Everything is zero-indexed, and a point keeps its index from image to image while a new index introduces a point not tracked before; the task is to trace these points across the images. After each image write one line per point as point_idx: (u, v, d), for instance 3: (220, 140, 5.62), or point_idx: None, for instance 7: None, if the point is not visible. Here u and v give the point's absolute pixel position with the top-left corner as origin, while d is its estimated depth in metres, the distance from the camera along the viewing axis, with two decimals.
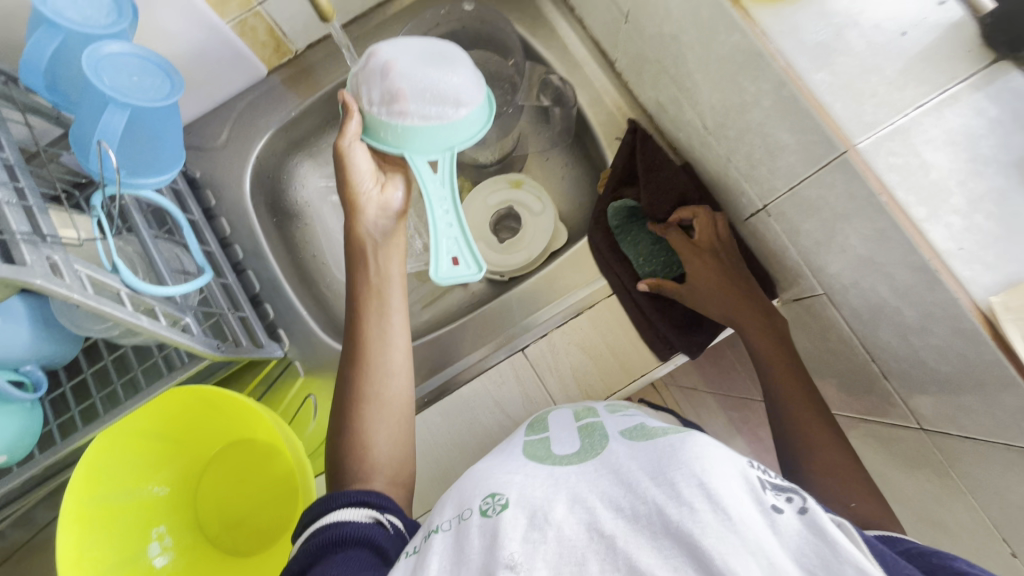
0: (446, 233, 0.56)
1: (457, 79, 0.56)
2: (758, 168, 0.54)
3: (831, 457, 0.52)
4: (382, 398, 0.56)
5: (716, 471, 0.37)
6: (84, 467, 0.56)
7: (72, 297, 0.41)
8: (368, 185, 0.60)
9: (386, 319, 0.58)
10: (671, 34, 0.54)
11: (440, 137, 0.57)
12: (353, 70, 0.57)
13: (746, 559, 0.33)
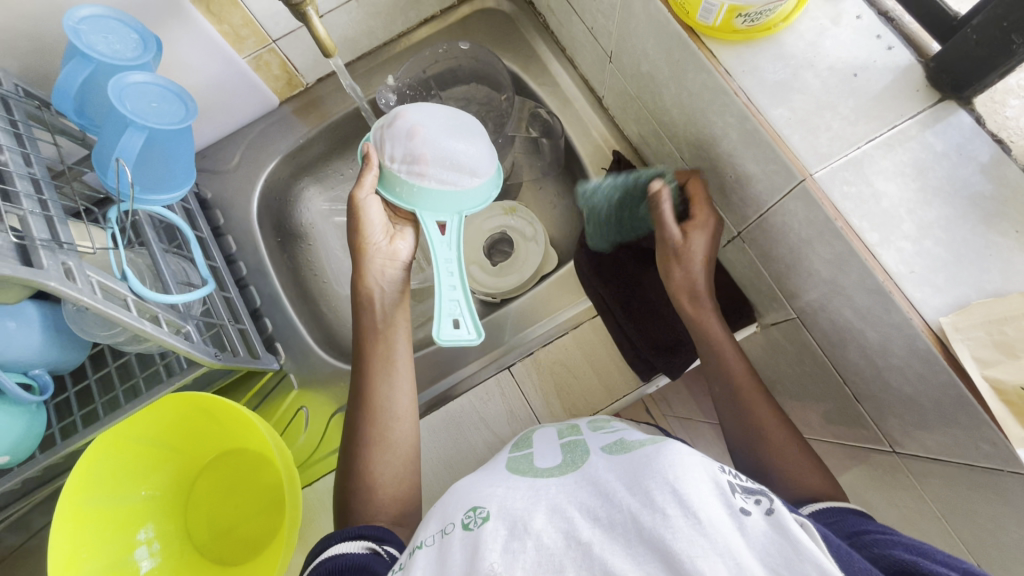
0: (450, 295, 0.60)
1: (473, 152, 0.63)
2: (731, 197, 0.57)
3: (789, 459, 0.53)
4: (389, 441, 0.58)
5: (687, 476, 0.38)
6: (84, 466, 0.58)
7: (81, 301, 0.45)
8: (378, 237, 0.65)
9: (392, 363, 0.61)
10: (649, 73, 0.59)
11: (450, 202, 0.63)
12: (380, 124, 0.63)
13: (713, 560, 0.33)
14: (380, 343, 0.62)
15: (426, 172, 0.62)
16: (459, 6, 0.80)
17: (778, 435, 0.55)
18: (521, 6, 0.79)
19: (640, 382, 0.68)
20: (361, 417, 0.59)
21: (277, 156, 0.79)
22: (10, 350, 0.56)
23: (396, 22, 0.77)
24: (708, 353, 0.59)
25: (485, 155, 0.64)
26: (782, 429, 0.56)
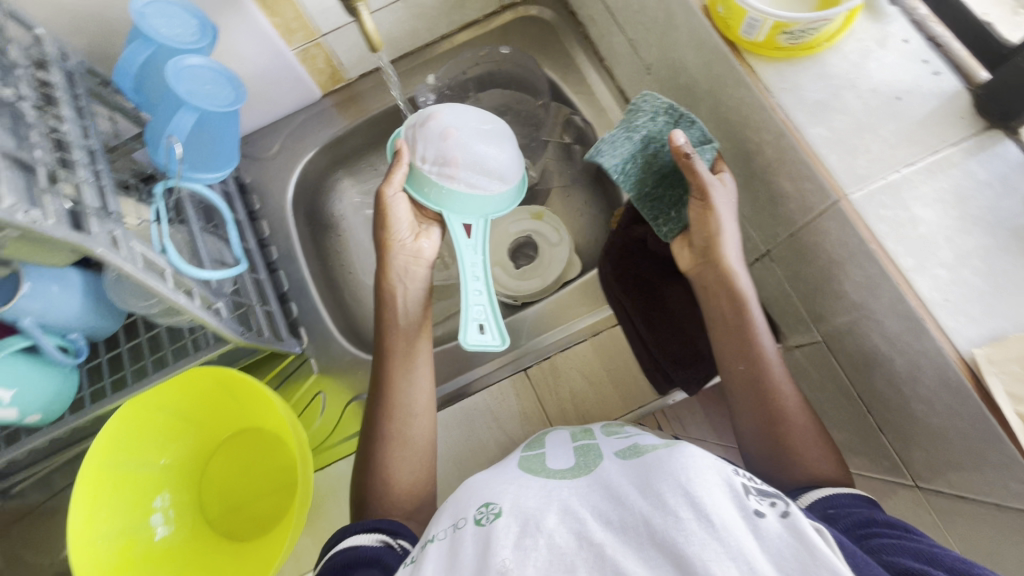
0: (476, 299, 0.61)
1: (502, 157, 0.65)
2: (762, 214, 0.56)
3: (800, 453, 0.51)
4: (407, 440, 0.59)
5: (700, 479, 0.38)
6: (109, 431, 0.60)
7: (124, 268, 0.47)
8: (403, 234, 0.67)
9: (412, 360, 0.62)
10: (687, 85, 0.59)
11: (477, 205, 0.65)
12: (411, 124, 0.65)
13: (725, 563, 0.33)
14: (400, 341, 0.62)
15: (456, 175, 0.64)
16: (503, 11, 0.81)
17: (794, 429, 0.52)
18: (563, 14, 0.80)
19: (656, 395, 0.68)
20: (381, 412, 0.60)
21: (315, 146, 0.82)
22: (51, 314, 0.59)
23: (440, 24, 0.79)
24: (726, 336, 0.56)
25: (513, 160, 0.66)
26: (801, 422, 0.52)
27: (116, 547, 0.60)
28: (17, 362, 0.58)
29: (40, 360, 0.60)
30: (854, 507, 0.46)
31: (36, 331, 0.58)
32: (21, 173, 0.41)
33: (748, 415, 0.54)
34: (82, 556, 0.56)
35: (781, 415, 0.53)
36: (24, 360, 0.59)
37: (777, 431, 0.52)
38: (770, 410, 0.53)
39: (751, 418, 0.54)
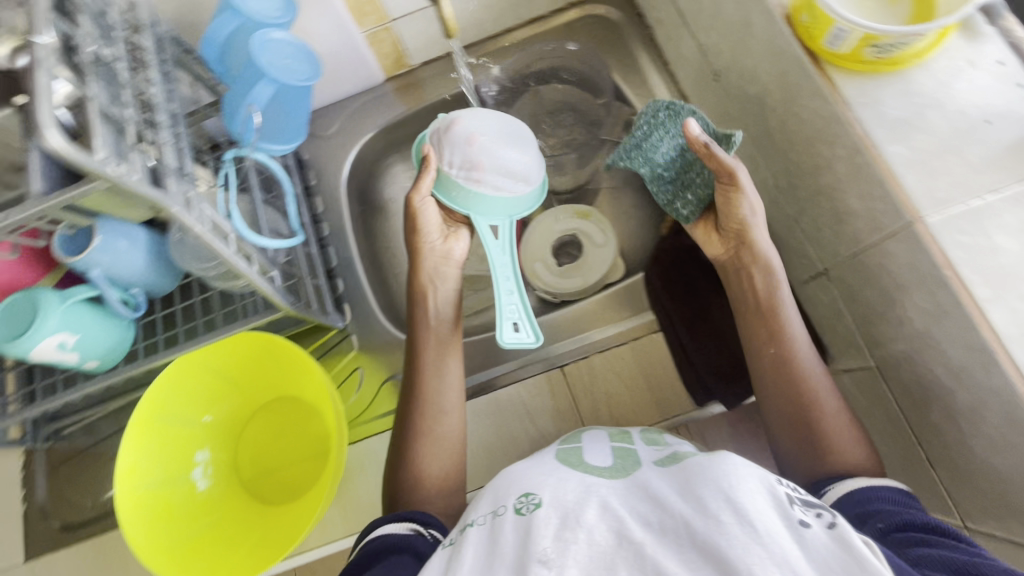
0: (508, 299, 0.63)
1: (524, 160, 0.67)
2: (824, 231, 0.55)
3: (828, 442, 0.51)
4: (436, 433, 0.60)
5: (744, 487, 0.38)
6: (158, 386, 0.63)
7: (195, 229, 0.49)
8: (433, 237, 0.69)
9: (444, 357, 0.63)
10: (756, 94, 0.58)
11: (504, 207, 0.67)
12: (435, 130, 0.67)
13: (770, 569, 0.34)
14: (428, 340, 0.64)
15: (482, 178, 0.66)
16: (569, 9, 0.80)
17: (822, 418, 0.51)
18: (630, 15, 0.80)
19: (694, 407, 0.67)
20: (412, 405, 0.61)
21: (373, 129, 0.83)
22: (117, 268, 0.62)
23: (506, 17, 0.79)
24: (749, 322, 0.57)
25: (536, 162, 0.68)
26: (830, 410, 0.52)
27: (158, 496, 0.63)
28: (83, 311, 0.62)
29: (102, 312, 0.64)
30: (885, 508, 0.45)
31: (102, 284, 0.61)
32: (112, 131, 0.43)
33: (772, 402, 0.54)
34: (127, 502, 0.59)
35: (808, 405, 0.52)
36: (89, 310, 0.62)
37: (804, 421, 0.52)
38: (796, 397, 0.53)
39: (778, 407, 0.54)
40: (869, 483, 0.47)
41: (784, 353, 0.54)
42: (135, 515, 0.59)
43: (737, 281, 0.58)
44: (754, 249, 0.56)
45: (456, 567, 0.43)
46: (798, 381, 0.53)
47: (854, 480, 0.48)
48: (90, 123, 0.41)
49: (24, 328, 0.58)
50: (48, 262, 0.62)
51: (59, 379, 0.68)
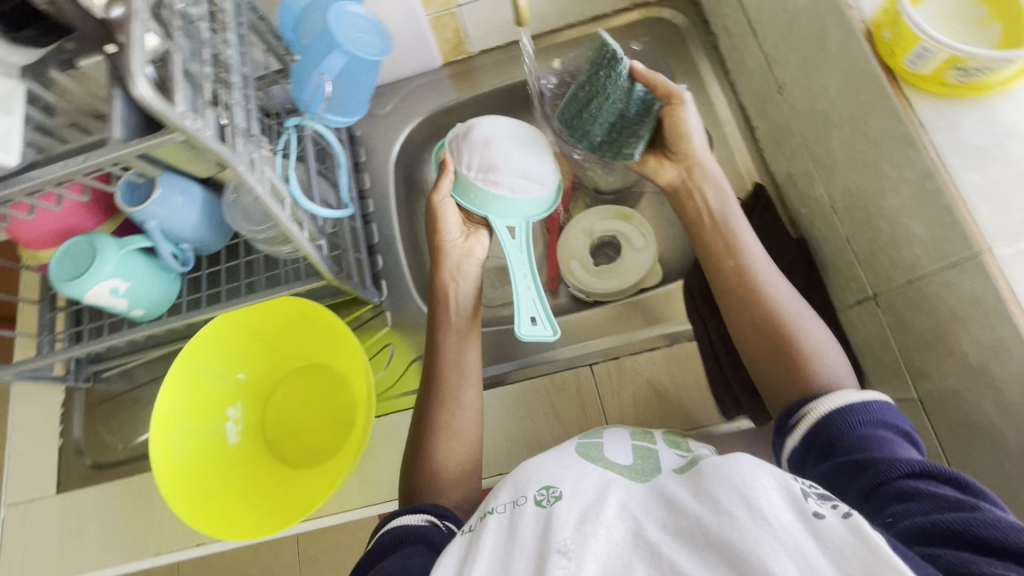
0: (526, 294, 0.65)
1: (541, 164, 0.68)
2: (878, 256, 0.54)
3: (796, 362, 0.54)
4: (453, 428, 0.60)
5: (758, 484, 0.40)
6: (198, 338, 0.65)
7: (256, 190, 0.49)
8: (454, 236, 0.70)
9: (462, 352, 0.64)
10: (822, 110, 0.57)
11: (519, 209, 0.68)
12: (455, 137, 0.69)
13: (784, 560, 0.35)
14: (448, 336, 0.65)
15: (499, 180, 0.67)
16: (632, 9, 0.80)
17: (794, 338, 0.55)
18: (694, 21, 0.79)
19: (722, 420, 0.65)
20: (430, 399, 0.62)
21: (425, 112, 0.84)
22: (172, 223, 0.64)
23: (570, 12, 0.79)
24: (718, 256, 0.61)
25: (553, 167, 0.69)
26: (800, 330, 0.55)
27: (189, 445, 0.65)
28: (136, 260, 0.64)
29: (153, 263, 0.66)
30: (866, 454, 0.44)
31: (157, 236, 0.63)
32: (191, 86, 0.45)
33: (743, 328, 0.58)
34: (160, 447, 0.61)
35: (775, 328, 0.56)
36: (141, 260, 0.65)
37: (779, 345, 0.55)
38: (767, 321, 0.56)
39: (752, 333, 0.57)
40: (841, 395, 0.49)
41: (749, 279, 0.59)
42: (166, 460, 0.61)
43: (691, 210, 0.66)
44: (705, 179, 0.65)
45: (476, 552, 0.43)
46: (765, 305, 0.57)
47: (828, 396, 0.49)
48: (173, 75, 0.42)
49: (81, 271, 0.60)
50: (108, 211, 0.65)
51: (103, 323, 0.71)
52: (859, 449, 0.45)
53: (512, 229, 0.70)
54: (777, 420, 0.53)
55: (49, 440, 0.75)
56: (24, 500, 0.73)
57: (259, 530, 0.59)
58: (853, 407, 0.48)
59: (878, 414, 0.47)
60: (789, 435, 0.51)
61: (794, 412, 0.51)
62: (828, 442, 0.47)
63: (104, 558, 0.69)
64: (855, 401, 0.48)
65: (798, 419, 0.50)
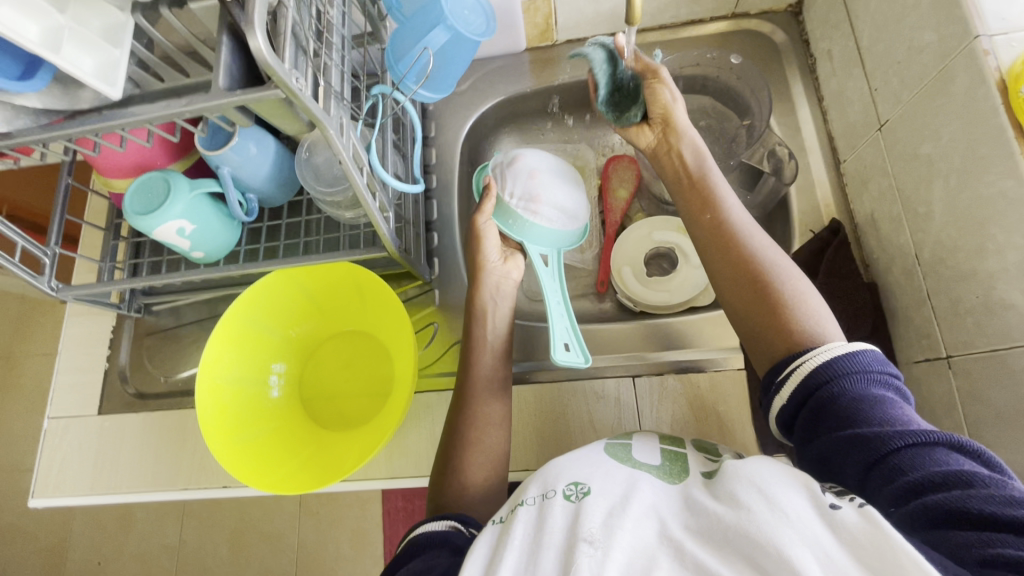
0: (559, 321, 0.64)
1: (574, 202, 0.72)
2: (962, 317, 0.52)
3: (780, 312, 0.49)
4: (482, 442, 0.60)
5: (775, 480, 0.40)
6: (254, 289, 0.67)
7: (340, 155, 0.49)
8: (493, 257, 0.69)
9: (493, 363, 0.64)
10: (927, 156, 0.54)
11: (553, 239, 0.70)
12: (496, 164, 0.71)
13: (803, 550, 0.35)
14: (483, 353, 0.64)
15: (539, 210, 0.69)
16: (730, 18, 0.77)
17: (782, 289, 0.50)
18: (795, 40, 0.76)
19: (759, 454, 0.64)
20: (460, 415, 0.61)
21: (500, 95, 0.83)
22: (244, 171, 0.64)
23: (667, 13, 0.76)
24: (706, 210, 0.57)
25: (585, 206, 0.73)
26: (786, 281, 0.51)
27: (231, 390, 0.66)
28: (205, 203, 0.65)
29: (220, 208, 0.67)
30: (857, 426, 0.41)
31: (228, 182, 0.63)
32: (297, 41, 0.45)
33: (725, 283, 0.54)
34: (207, 389, 0.63)
35: (759, 279, 0.51)
36: (209, 204, 0.65)
37: (763, 298, 0.51)
38: (751, 272, 0.52)
39: (735, 287, 0.53)
40: (829, 348, 0.45)
41: (732, 233, 0.55)
42: (214, 402, 0.64)
43: (669, 165, 0.64)
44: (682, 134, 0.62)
45: (508, 542, 0.42)
46: (752, 256, 0.53)
47: (816, 349, 0.45)
48: (282, 29, 0.42)
49: (154, 207, 0.61)
50: (185, 151, 0.66)
51: (164, 259, 0.74)
52: (850, 419, 0.41)
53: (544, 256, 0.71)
54: (763, 380, 0.49)
55: (97, 363, 0.78)
56: (67, 417, 0.76)
57: (286, 486, 0.60)
58: (844, 368, 0.43)
59: (864, 368, 0.44)
60: (775, 395, 0.47)
61: (781, 368, 0.47)
62: (818, 409, 0.43)
63: (135, 484, 0.72)
64: (841, 362, 0.44)
65: (786, 376, 0.46)
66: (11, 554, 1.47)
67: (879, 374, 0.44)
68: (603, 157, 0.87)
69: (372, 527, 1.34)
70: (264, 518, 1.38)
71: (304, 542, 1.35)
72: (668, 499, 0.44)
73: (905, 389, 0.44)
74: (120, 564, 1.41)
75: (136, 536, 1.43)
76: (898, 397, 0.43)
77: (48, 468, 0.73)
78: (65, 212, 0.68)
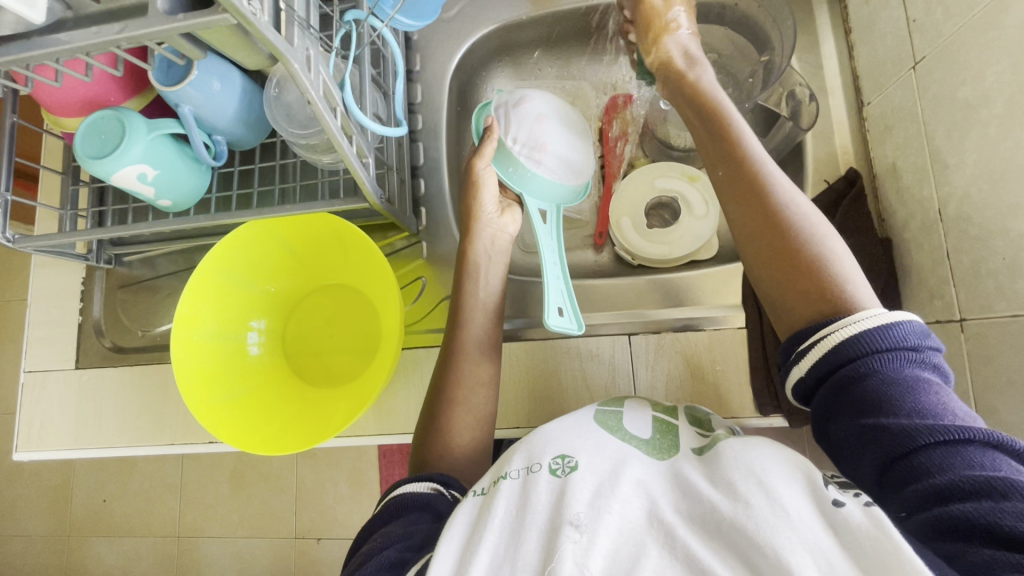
0: (554, 284, 0.60)
1: (580, 154, 0.68)
2: (983, 280, 0.49)
3: (807, 273, 0.44)
4: (468, 401, 0.58)
5: (775, 471, 0.38)
6: (226, 242, 0.62)
7: (308, 93, 0.43)
8: (490, 208, 0.65)
9: (483, 321, 0.61)
10: (966, 101, 0.49)
11: (554, 193, 0.65)
12: (500, 103, 0.65)
13: (801, 554, 0.33)
14: (476, 309, 0.61)
15: (543, 160, 0.65)
16: None
17: (809, 247, 0.45)
18: None
19: (754, 413, 0.63)
20: (446, 371, 0.59)
21: (492, 24, 0.75)
22: (207, 110, 0.58)
23: None
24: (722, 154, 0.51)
25: (589, 161, 0.69)
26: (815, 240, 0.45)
27: (209, 347, 0.63)
28: (167, 147, 0.59)
29: (185, 152, 0.61)
30: (884, 415, 0.38)
31: (190, 122, 0.57)
32: None
33: (744, 236, 0.48)
34: (181, 346, 0.60)
35: (783, 235, 0.46)
36: (172, 146, 0.59)
37: (787, 257, 0.45)
38: (777, 226, 0.46)
39: (756, 244, 0.47)
40: (859, 319, 0.41)
41: (755, 178, 0.48)
42: (191, 358, 0.61)
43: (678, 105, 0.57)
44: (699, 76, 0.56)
45: (487, 521, 0.41)
46: (778, 208, 0.47)
47: (846, 319, 0.41)
48: None
49: (107, 150, 0.55)
50: (138, 87, 0.59)
51: (129, 207, 0.69)
52: (876, 405, 0.38)
53: (542, 212, 0.66)
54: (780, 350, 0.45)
55: (70, 315, 0.74)
56: (44, 370, 0.73)
57: (267, 446, 0.58)
58: (873, 346, 0.40)
59: (896, 346, 0.40)
60: (791, 369, 0.44)
61: (804, 337, 0.43)
62: (842, 390, 0.40)
63: (119, 438, 0.70)
64: (870, 341, 0.40)
65: (809, 346, 0.42)
66: (18, 491, 1.51)
67: (915, 353, 0.40)
68: (605, 95, 0.81)
69: (369, 468, 1.37)
70: (263, 460, 1.40)
71: (303, 482, 1.38)
72: (658, 476, 0.43)
73: (944, 369, 0.41)
74: (124, 501, 1.45)
75: (138, 475, 1.46)
76: (936, 379, 0.40)
77: (29, 421, 0.72)
78: (14, 155, 0.62)
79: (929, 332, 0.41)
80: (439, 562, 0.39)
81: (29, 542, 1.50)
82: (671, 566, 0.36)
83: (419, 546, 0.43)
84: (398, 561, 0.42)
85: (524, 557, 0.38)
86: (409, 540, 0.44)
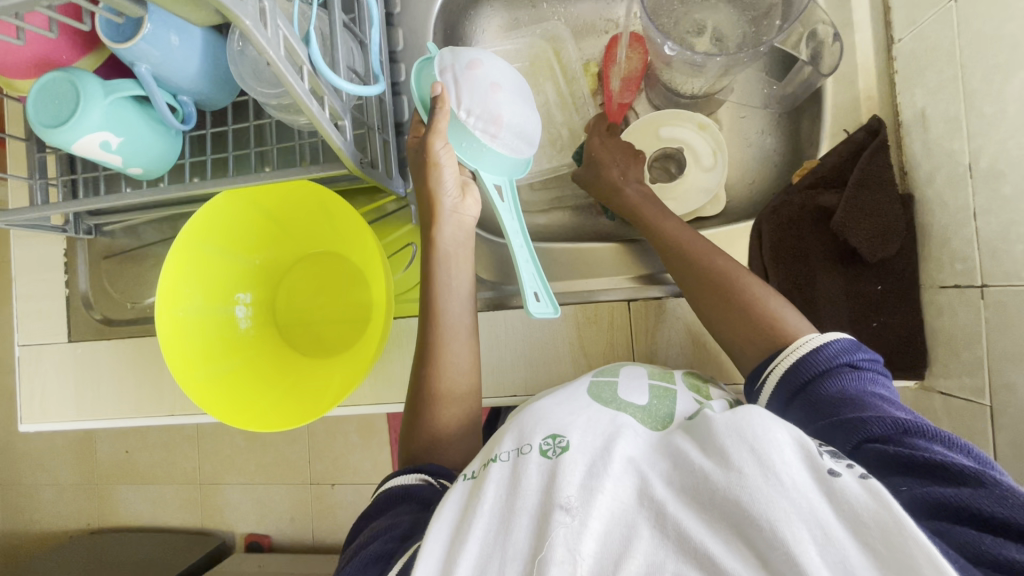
0: (524, 267, 0.56)
1: (532, 120, 0.62)
2: (1011, 243, 0.45)
3: (769, 322, 0.50)
4: (450, 394, 0.55)
5: (771, 438, 0.37)
6: (202, 211, 0.59)
7: (265, 53, 0.39)
8: (449, 189, 0.58)
9: (446, 281, 0.58)
10: (1012, 39, 0.43)
11: (507, 166, 0.61)
12: (440, 67, 0.56)
13: (798, 525, 0.33)
14: (450, 297, 0.57)
15: (499, 133, 0.58)
16: None
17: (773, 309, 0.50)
18: None
19: None
20: (424, 358, 0.57)
21: None
22: (167, 68, 0.52)
23: None
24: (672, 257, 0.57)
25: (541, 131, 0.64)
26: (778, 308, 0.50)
27: (196, 323, 0.62)
28: (129, 109, 0.54)
29: (151, 114, 0.56)
30: (833, 417, 0.42)
31: (150, 83, 0.52)
32: None
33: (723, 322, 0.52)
34: (168, 322, 0.59)
35: (749, 296, 0.52)
36: (134, 109, 0.55)
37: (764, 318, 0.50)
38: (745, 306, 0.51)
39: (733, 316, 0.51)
40: (796, 349, 0.46)
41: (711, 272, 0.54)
42: (177, 335, 0.59)
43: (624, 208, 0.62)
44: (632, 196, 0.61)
45: (476, 508, 0.40)
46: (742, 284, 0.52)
47: (786, 352, 0.47)
48: None
49: (63, 116, 0.51)
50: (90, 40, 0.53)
51: (100, 175, 0.65)
52: (826, 410, 0.42)
53: (499, 187, 0.62)
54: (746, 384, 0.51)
55: (57, 288, 0.73)
56: (36, 344, 0.72)
57: (264, 424, 0.58)
58: (813, 368, 0.45)
59: (830, 360, 0.45)
60: (760, 394, 0.48)
61: (760, 374, 0.48)
62: (804, 405, 0.44)
63: (120, 411, 0.71)
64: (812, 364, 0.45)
65: (765, 381, 0.48)
66: (45, 443, 1.58)
67: (852, 367, 0.44)
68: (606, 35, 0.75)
69: (378, 418, 1.40)
70: None
71: (315, 433, 1.42)
72: (648, 451, 0.42)
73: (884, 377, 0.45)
74: (146, 452, 1.51)
75: (156, 429, 1.51)
76: (875, 387, 0.44)
77: (31, 395, 0.72)
78: None
79: (858, 344, 0.46)
80: (426, 556, 0.38)
81: (59, 491, 1.58)
82: (664, 547, 0.35)
83: (402, 537, 0.43)
84: (384, 554, 0.42)
85: (514, 545, 0.37)
86: (395, 531, 0.44)
